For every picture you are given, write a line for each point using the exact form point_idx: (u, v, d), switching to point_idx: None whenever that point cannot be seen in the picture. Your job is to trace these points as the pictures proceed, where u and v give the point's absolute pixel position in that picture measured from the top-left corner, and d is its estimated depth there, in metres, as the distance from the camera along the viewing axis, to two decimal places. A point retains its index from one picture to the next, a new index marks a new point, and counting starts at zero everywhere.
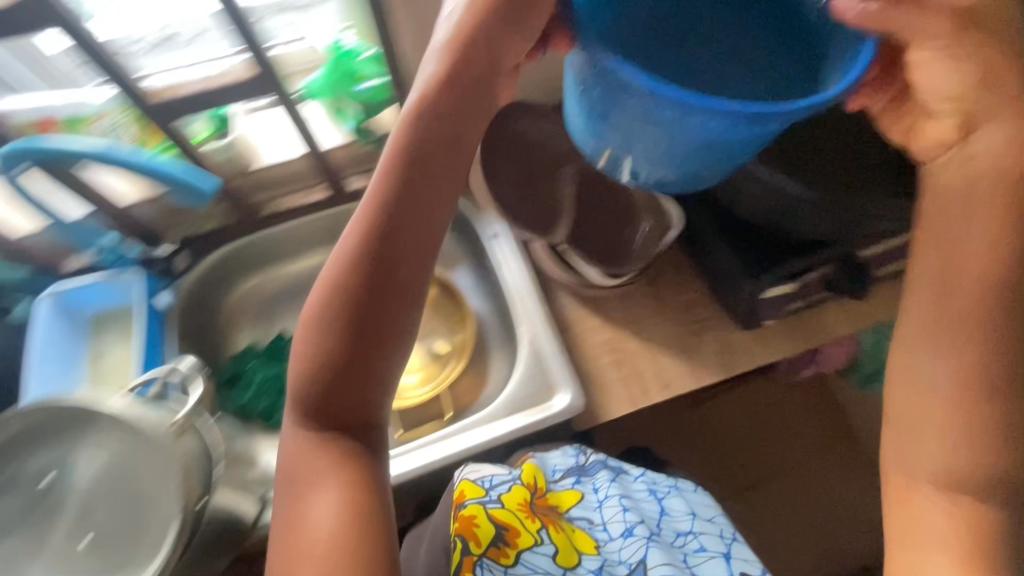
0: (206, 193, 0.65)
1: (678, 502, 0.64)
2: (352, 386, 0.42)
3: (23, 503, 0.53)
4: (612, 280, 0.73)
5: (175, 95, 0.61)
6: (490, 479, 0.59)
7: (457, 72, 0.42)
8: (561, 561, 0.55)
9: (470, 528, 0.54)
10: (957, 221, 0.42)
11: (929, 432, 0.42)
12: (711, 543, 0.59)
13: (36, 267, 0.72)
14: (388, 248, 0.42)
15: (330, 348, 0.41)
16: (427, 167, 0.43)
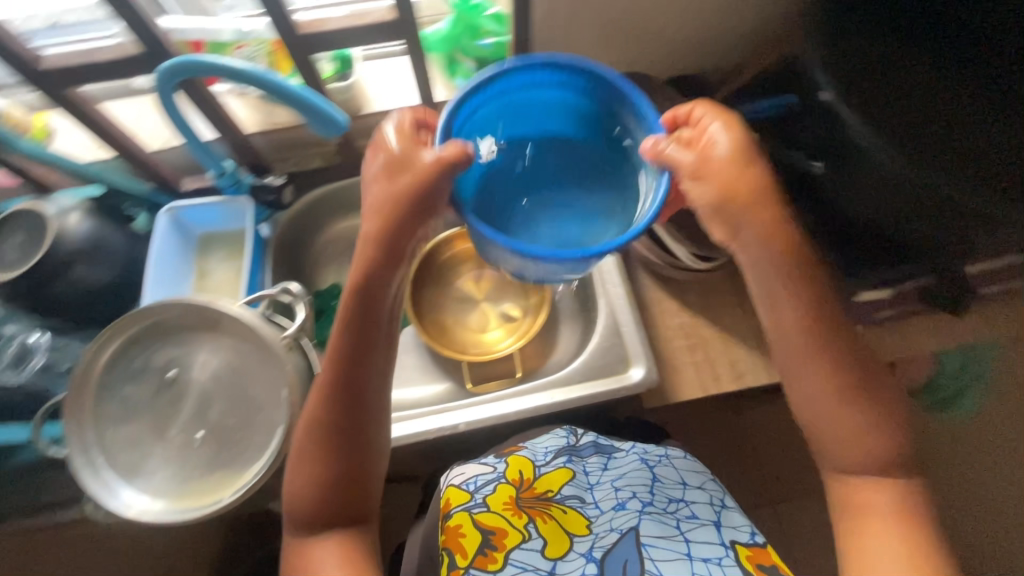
0: (341, 126, 0.61)
1: (669, 471, 0.57)
2: (346, 502, 0.45)
3: (151, 390, 0.58)
4: (697, 262, 0.75)
5: (321, 29, 0.61)
6: (474, 483, 0.56)
7: (382, 224, 0.45)
8: (551, 554, 0.50)
9: (457, 539, 0.51)
10: (801, 335, 0.45)
11: (860, 439, 0.44)
12: (703, 511, 0.53)
13: (157, 184, 0.78)
14: (349, 387, 0.46)
15: (325, 477, 0.45)
16: (370, 316, 0.46)
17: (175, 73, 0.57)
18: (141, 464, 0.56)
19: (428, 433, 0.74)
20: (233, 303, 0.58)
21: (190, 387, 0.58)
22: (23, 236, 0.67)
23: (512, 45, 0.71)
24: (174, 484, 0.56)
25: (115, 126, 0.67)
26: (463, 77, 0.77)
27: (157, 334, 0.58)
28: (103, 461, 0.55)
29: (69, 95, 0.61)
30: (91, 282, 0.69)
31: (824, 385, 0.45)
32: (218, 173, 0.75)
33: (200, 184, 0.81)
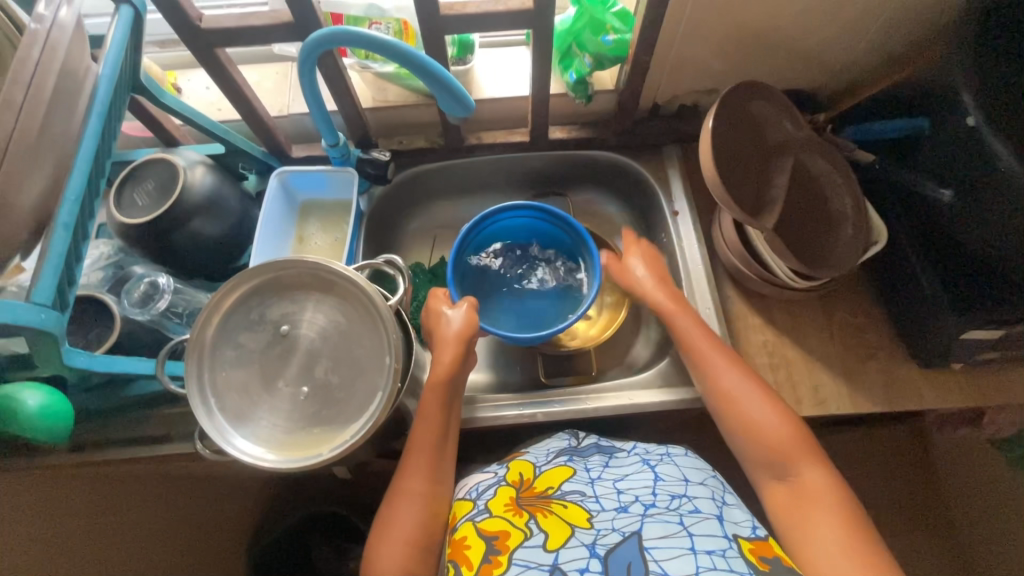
0: (470, 106, 0.63)
1: (671, 468, 0.60)
2: (427, 534, 0.59)
3: (263, 342, 0.60)
4: (798, 281, 0.73)
5: (462, 12, 0.63)
6: (477, 490, 0.62)
7: (465, 340, 0.68)
8: (552, 545, 0.51)
9: (462, 552, 0.55)
10: (730, 375, 0.63)
11: (783, 432, 0.58)
12: (705, 505, 0.54)
13: (269, 150, 0.82)
14: (438, 450, 0.64)
15: (409, 515, 0.59)
16: (450, 398, 0.66)
17: (322, 44, 0.60)
18: (248, 411, 0.58)
19: (507, 417, 0.73)
20: (348, 267, 0.60)
21: (299, 343, 0.60)
22: (153, 183, 0.70)
23: (635, 43, 0.71)
24: (277, 435, 0.58)
25: (244, 86, 0.70)
26: (575, 72, 0.78)
27: (274, 290, 0.61)
28: (215, 404, 0.58)
29: (217, 53, 0.64)
30: (205, 236, 0.71)
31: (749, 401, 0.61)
32: (331, 145, 0.76)
33: (307, 152, 0.85)
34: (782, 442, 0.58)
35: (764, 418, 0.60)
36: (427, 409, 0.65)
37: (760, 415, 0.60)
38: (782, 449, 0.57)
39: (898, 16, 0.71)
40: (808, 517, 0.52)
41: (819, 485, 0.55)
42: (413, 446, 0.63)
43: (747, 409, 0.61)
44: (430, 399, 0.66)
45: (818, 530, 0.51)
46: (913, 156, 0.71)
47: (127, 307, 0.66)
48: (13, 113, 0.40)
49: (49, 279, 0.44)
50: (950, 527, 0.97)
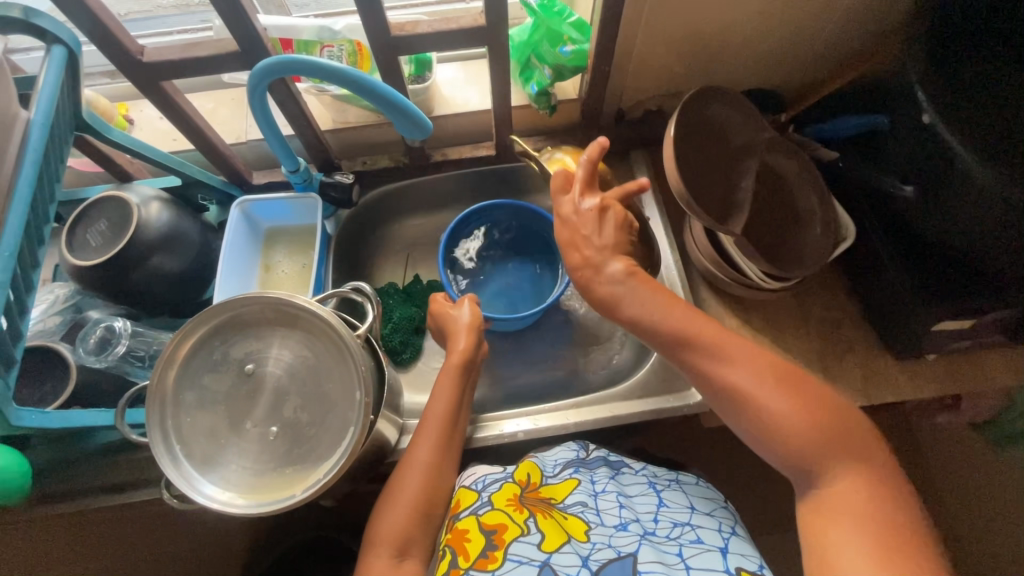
0: (428, 126, 0.61)
1: (677, 496, 0.59)
2: (430, 509, 0.59)
3: (233, 380, 0.58)
4: (770, 282, 0.73)
5: (415, 32, 0.61)
6: (483, 482, 0.62)
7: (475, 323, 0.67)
8: (546, 547, 0.52)
9: (461, 542, 0.55)
10: (725, 352, 0.53)
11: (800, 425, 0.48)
12: (710, 537, 0.54)
13: (229, 178, 0.80)
14: (451, 428, 0.63)
15: (413, 492, 0.59)
16: (464, 379, 0.65)
17: (273, 71, 0.58)
18: (217, 454, 0.57)
19: (488, 438, 0.72)
20: (310, 300, 0.58)
21: (266, 381, 0.58)
22: (106, 223, 0.68)
23: (594, 52, 0.70)
24: (246, 478, 0.56)
25: (196, 117, 0.68)
26: (536, 84, 0.78)
27: (236, 328, 0.59)
28: (181, 451, 0.56)
29: (164, 86, 0.62)
30: (164, 273, 0.69)
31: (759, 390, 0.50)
32: (292, 171, 0.75)
33: (268, 179, 0.83)
34: (807, 454, 0.48)
35: (777, 409, 0.49)
36: (440, 387, 0.64)
37: (772, 407, 0.49)
38: (804, 459, 0.48)
39: (852, 13, 0.72)
40: (832, 546, 0.44)
41: (845, 494, 0.46)
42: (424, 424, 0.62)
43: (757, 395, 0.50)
44: (445, 377, 0.64)
45: (843, 551, 0.44)
46: (873, 153, 0.72)
47: (84, 353, 0.64)
48: None
49: None
50: None
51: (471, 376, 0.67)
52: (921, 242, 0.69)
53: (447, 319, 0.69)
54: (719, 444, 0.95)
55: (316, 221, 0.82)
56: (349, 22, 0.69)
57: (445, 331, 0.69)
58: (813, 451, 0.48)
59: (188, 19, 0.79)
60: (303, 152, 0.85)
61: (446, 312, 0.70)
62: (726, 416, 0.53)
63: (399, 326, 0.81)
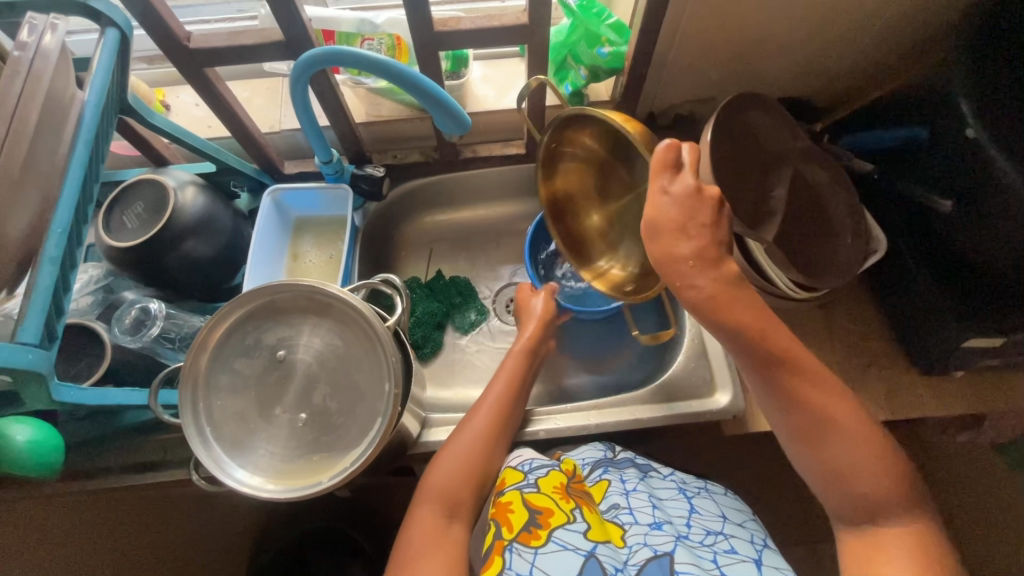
0: (467, 122, 0.62)
1: (708, 504, 0.59)
2: (480, 476, 0.60)
3: (263, 365, 0.59)
4: (799, 292, 0.72)
5: (457, 27, 0.62)
6: (529, 464, 0.62)
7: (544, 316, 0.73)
8: (592, 536, 0.53)
9: (504, 514, 0.56)
10: (811, 380, 0.52)
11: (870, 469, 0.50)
12: (743, 547, 0.53)
13: (261, 167, 0.80)
14: (513, 406, 0.66)
15: (468, 457, 0.60)
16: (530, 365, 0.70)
17: (316, 63, 0.59)
18: (246, 438, 0.57)
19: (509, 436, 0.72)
20: (343, 289, 0.58)
21: (296, 368, 0.59)
22: (143, 205, 0.69)
23: (632, 55, 0.70)
24: (275, 463, 0.57)
25: (234, 104, 0.69)
26: (571, 84, 0.78)
27: (270, 313, 0.60)
28: (211, 434, 0.56)
29: (206, 73, 0.63)
30: (197, 258, 0.70)
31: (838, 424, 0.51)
32: (324, 162, 0.75)
33: (300, 168, 0.83)
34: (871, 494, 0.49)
35: (854, 453, 0.50)
36: (507, 365, 0.69)
37: (850, 449, 0.50)
38: (868, 498, 0.49)
39: (895, 25, 0.71)
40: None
41: (899, 538, 0.48)
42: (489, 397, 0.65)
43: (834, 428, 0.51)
44: (512, 358, 0.69)
45: None
46: (907, 165, 0.72)
47: (120, 333, 0.65)
48: None
49: (38, 315, 0.42)
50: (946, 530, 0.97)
51: (535, 365, 0.71)
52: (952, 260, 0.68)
53: (526, 305, 0.76)
54: (734, 453, 0.95)
55: (346, 212, 0.82)
56: (390, 16, 0.68)
57: (522, 315, 0.76)
58: (877, 494, 0.49)
59: (227, 8, 0.80)
60: (335, 143, 0.86)
61: (525, 300, 0.76)
62: (794, 447, 0.53)
63: (423, 320, 0.81)
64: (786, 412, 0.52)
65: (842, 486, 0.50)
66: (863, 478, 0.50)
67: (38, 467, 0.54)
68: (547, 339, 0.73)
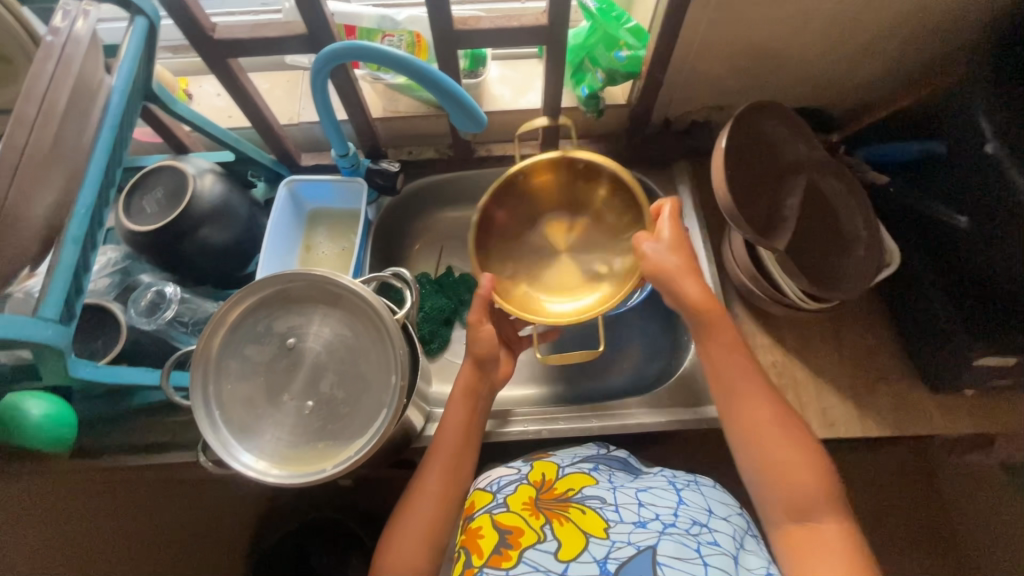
0: (482, 120, 0.62)
1: (695, 496, 0.60)
2: (441, 533, 0.60)
3: (271, 353, 0.60)
4: (809, 302, 0.72)
5: (477, 27, 0.62)
6: (497, 484, 0.64)
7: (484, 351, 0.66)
8: (563, 556, 0.52)
9: (475, 541, 0.57)
10: (743, 370, 0.59)
11: (799, 456, 0.54)
12: (726, 540, 0.54)
13: (279, 158, 0.82)
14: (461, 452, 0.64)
15: (425, 516, 0.60)
16: (474, 402, 0.66)
17: (337, 56, 0.59)
18: (253, 424, 0.58)
19: (512, 433, 0.73)
20: (355, 280, 0.59)
21: (305, 356, 0.60)
22: (163, 191, 0.70)
23: (650, 59, 0.71)
24: (281, 448, 0.58)
25: (254, 95, 0.70)
26: (587, 87, 0.79)
27: (282, 302, 0.61)
28: (220, 419, 0.58)
29: (229, 63, 0.64)
30: (213, 245, 0.71)
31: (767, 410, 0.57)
32: (341, 155, 0.76)
33: (316, 161, 0.84)
34: (803, 485, 0.53)
35: (785, 447, 0.55)
36: (452, 413, 0.65)
37: (781, 444, 0.55)
38: (800, 491, 0.53)
39: (917, 38, 0.71)
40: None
41: (831, 534, 0.51)
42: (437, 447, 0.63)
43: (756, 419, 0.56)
44: (456, 405, 0.65)
45: None
46: (924, 180, 0.71)
47: (135, 315, 0.66)
48: (24, 130, 0.40)
49: (59, 292, 0.43)
50: (949, 550, 0.96)
51: (483, 404, 0.67)
52: (965, 275, 0.68)
53: (479, 339, 0.65)
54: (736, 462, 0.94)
55: (360, 206, 0.83)
56: (411, 14, 0.70)
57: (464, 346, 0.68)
58: (805, 484, 0.53)
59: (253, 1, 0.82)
60: (352, 137, 0.87)
61: (474, 331, 0.65)
62: (732, 441, 0.58)
63: (430, 316, 0.82)
64: (726, 402, 0.59)
65: (773, 477, 0.54)
66: (792, 471, 0.54)
67: (55, 440, 0.55)
68: (490, 380, 0.67)
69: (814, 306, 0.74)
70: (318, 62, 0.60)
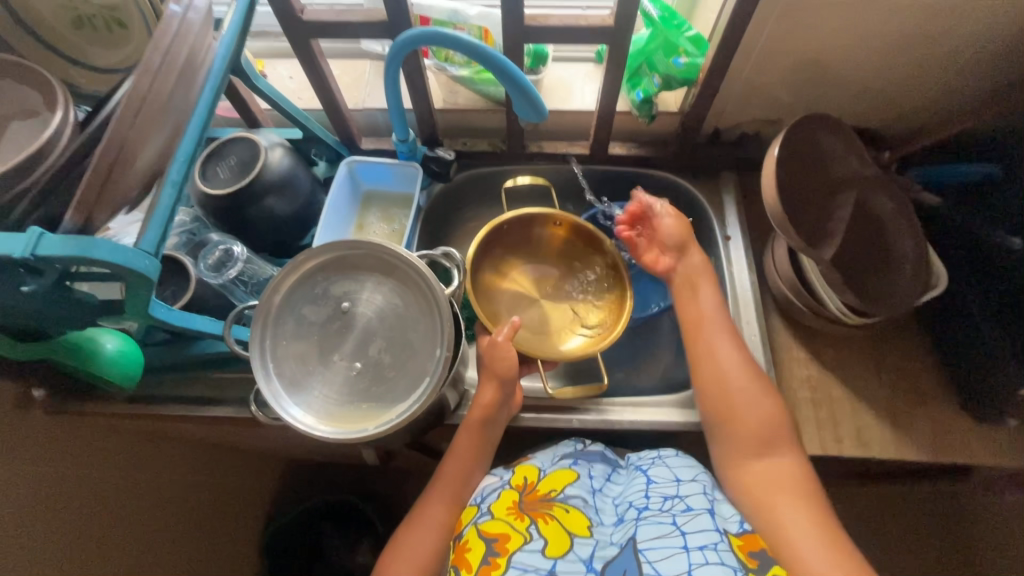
0: (545, 111, 0.65)
1: (662, 471, 0.65)
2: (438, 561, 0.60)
3: (324, 317, 0.63)
4: (853, 316, 0.72)
5: (545, 23, 0.66)
6: (482, 495, 0.66)
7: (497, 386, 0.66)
8: (551, 553, 0.56)
9: (464, 556, 0.59)
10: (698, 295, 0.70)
11: (753, 386, 0.64)
12: (697, 502, 0.59)
13: (341, 139, 0.86)
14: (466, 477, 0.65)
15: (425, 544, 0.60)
16: (486, 430, 0.66)
17: (413, 43, 0.63)
18: (302, 383, 0.61)
19: (543, 421, 0.74)
20: (410, 253, 0.62)
21: (357, 321, 0.63)
22: (236, 159, 0.74)
23: (708, 68, 0.73)
24: (328, 406, 0.60)
25: (329, 78, 0.74)
26: (643, 91, 0.81)
27: (340, 269, 0.64)
28: (273, 370, 0.61)
29: (311, 44, 0.68)
30: (276, 214, 0.75)
31: (727, 341, 0.66)
32: (401, 140, 0.80)
33: (376, 145, 0.89)
34: (762, 419, 0.62)
35: (750, 395, 0.63)
36: (462, 436, 0.66)
37: (748, 394, 0.63)
38: (762, 425, 0.61)
39: (979, 63, 0.71)
40: (780, 505, 0.56)
41: (791, 468, 0.59)
42: (445, 470, 0.65)
43: (718, 351, 0.66)
44: (471, 432, 0.66)
45: (791, 515, 0.55)
46: (984, 204, 0.72)
47: (204, 269, 0.71)
48: (150, 76, 0.45)
49: (157, 228, 0.48)
50: None
51: (493, 432, 0.67)
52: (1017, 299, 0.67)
53: (500, 358, 0.66)
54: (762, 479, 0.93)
55: (413, 191, 0.87)
56: (483, 10, 0.73)
57: (482, 368, 0.68)
58: (765, 419, 0.62)
59: None
60: (412, 126, 0.92)
61: (496, 352, 0.67)
62: (698, 386, 0.66)
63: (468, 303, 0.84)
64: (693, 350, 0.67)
65: (739, 421, 0.62)
66: (754, 414, 0.62)
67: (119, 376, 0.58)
68: (506, 407, 0.68)
69: (857, 322, 0.73)
70: (393, 47, 0.64)
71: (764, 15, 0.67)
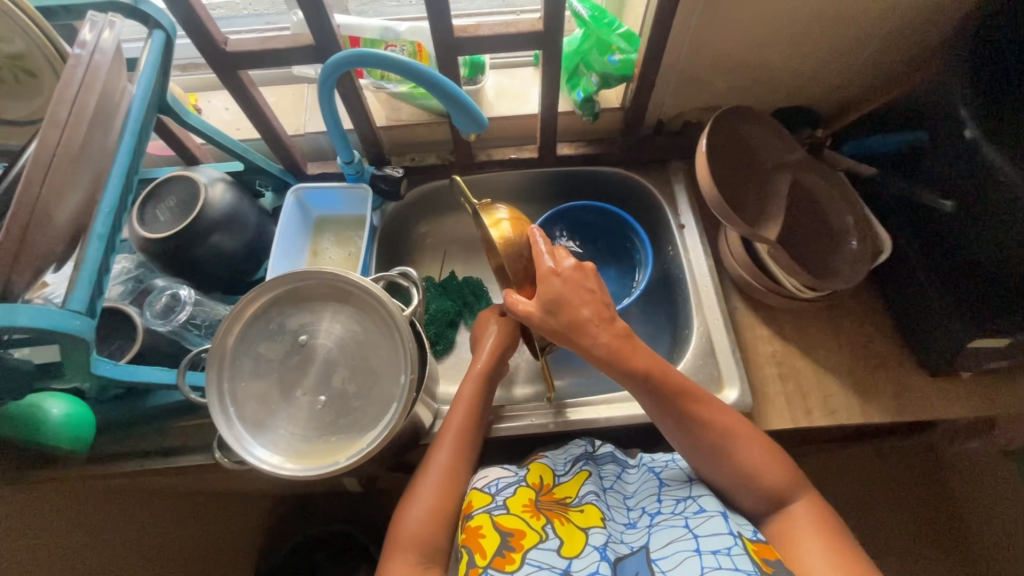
0: (484, 120, 0.65)
1: (676, 472, 0.64)
2: (451, 505, 0.61)
3: (288, 345, 0.61)
4: (808, 291, 0.73)
5: (475, 34, 0.66)
6: (496, 485, 0.63)
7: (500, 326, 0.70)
8: (566, 553, 0.55)
9: (476, 539, 0.57)
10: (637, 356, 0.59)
11: (759, 445, 0.59)
12: (710, 503, 0.58)
13: (285, 167, 0.84)
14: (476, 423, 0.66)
15: (437, 493, 0.61)
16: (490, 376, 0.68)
17: (344, 64, 0.62)
18: (269, 418, 0.59)
19: (517, 427, 0.74)
20: (365, 277, 0.61)
21: (318, 352, 0.61)
22: (176, 200, 0.72)
23: (641, 62, 0.74)
24: (295, 443, 0.59)
25: (263, 105, 0.73)
26: (582, 90, 0.82)
27: (293, 300, 0.62)
28: (234, 414, 0.59)
29: (240, 75, 0.66)
30: (224, 251, 0.72)
31: (712, 410, 0.60)
32: (346, 162, 0.79)
33: (322, 169, 0.87)
34: (775, 478, 0.58)
35: (753, 452, 0.59)
36: (466, 386, 0.68)
37: (754, 458, 0.58)
38: (775, 484, 0.58)
39: (895, 34, 0.74)
40: (801, 544, 0.55)
41: (810, 514, 0.57)
42: (456, 415, 0.66)
43: (715, 417, 0.59)
44: (470, 380, 0.68)
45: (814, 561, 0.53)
46: (913, 167, 0.74)
47: (150, 318, 0.69)
48: (59, 129, 0.43)
49: (85, 286, 0.46)
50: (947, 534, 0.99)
51: (496, 379, 0.70)
52: (952, 255, 0.70)
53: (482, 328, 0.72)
54: None
55: (365, 212, 0.86)
56: (412, 25, 0.73)
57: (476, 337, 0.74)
58: (775, 475, 0.58)
59: (259, 20, 0.84)
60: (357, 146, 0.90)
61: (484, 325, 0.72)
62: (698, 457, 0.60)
63: (435, 319, 0.83)
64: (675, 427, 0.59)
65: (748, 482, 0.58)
66: (770, 471, 0.58)
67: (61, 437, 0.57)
68: (505, 355, 0.70)
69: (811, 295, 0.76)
70: (325, 70, 0.63)
71: (689, 6, 0.69)
